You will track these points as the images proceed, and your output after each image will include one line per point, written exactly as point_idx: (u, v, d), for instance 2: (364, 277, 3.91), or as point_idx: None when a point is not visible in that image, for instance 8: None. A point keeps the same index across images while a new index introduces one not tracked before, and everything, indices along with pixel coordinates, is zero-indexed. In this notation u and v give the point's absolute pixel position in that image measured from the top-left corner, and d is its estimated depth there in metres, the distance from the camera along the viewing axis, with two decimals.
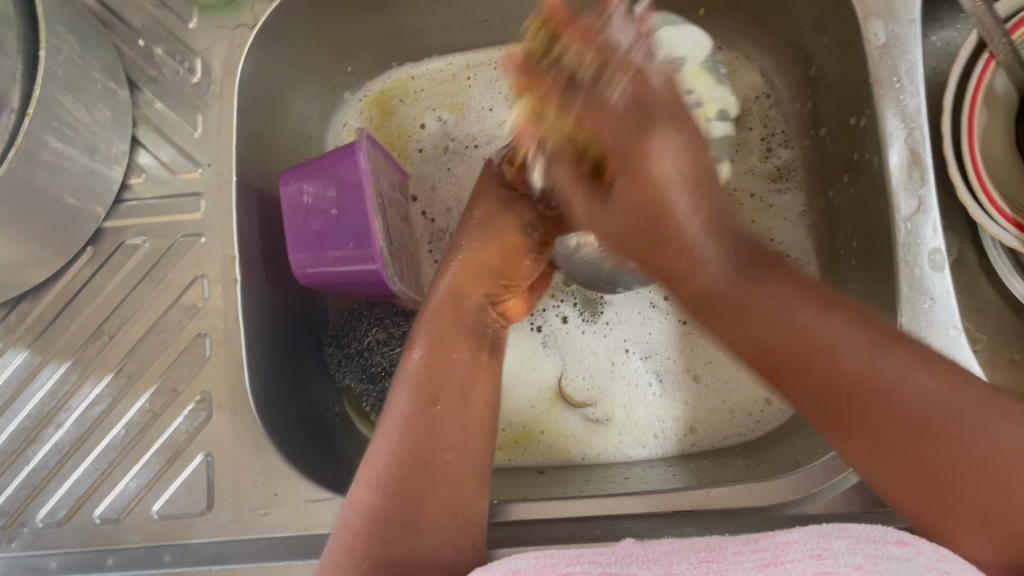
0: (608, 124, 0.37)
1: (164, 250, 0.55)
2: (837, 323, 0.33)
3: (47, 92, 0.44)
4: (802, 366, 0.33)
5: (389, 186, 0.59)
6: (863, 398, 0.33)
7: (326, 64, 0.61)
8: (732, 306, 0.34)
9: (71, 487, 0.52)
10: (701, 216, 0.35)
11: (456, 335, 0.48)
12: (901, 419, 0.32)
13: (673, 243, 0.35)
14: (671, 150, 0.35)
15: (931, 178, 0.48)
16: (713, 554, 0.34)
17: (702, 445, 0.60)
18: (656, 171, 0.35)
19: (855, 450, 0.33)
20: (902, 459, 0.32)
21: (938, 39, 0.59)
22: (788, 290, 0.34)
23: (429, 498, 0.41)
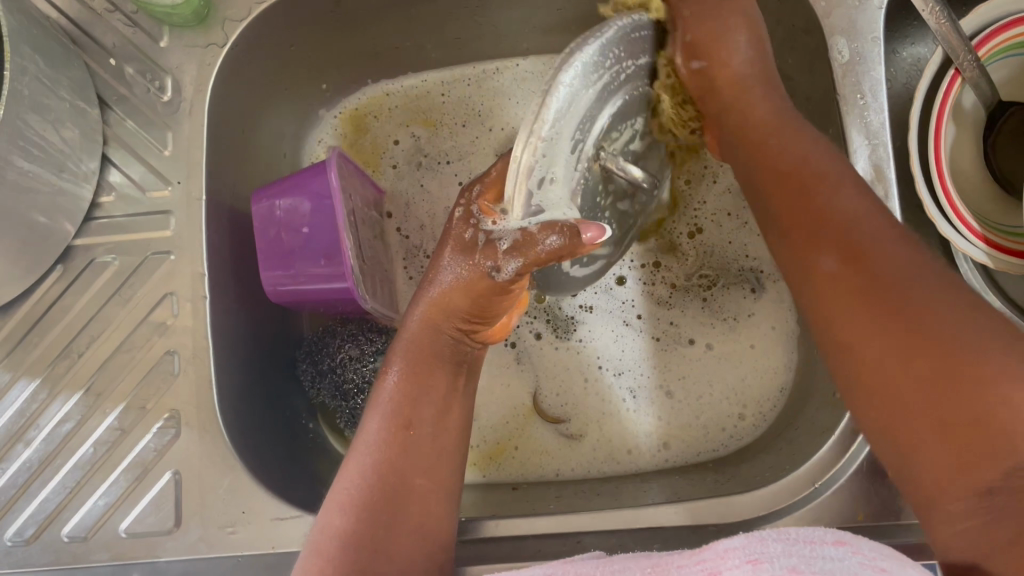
0: (760, 114, 0.51)
1: (134, 268, 0.55)
2: (896, 248, 0.40)
3: (12, 111, 0.44)
4: (795, 218, 0.45)
5: (363, 204, 0.59)
6: (888, 286, 0.39)
7: (299, 81, 0.62)
8: (754, 137, 0.50)
9: (39, 506, 0.52)
10: (749, 48, 0.52)
11: (431, 364, 0.49)
12: (894, 296, 0.38)
13: (736, 116, 0.52)
14: (736, 30, 0.52)
15: (894, 195, 0.49)
16: (659, 567, 0.35)
17: (676, 461, 0.60)
18: (730, 68, 0.52)
19: (829, 270, 0.41)
20: (841, 301, 0.40)
21: (908, 55, 0.60)
22: (827, 199, 0.44)
23: (400, 526, 0.43)
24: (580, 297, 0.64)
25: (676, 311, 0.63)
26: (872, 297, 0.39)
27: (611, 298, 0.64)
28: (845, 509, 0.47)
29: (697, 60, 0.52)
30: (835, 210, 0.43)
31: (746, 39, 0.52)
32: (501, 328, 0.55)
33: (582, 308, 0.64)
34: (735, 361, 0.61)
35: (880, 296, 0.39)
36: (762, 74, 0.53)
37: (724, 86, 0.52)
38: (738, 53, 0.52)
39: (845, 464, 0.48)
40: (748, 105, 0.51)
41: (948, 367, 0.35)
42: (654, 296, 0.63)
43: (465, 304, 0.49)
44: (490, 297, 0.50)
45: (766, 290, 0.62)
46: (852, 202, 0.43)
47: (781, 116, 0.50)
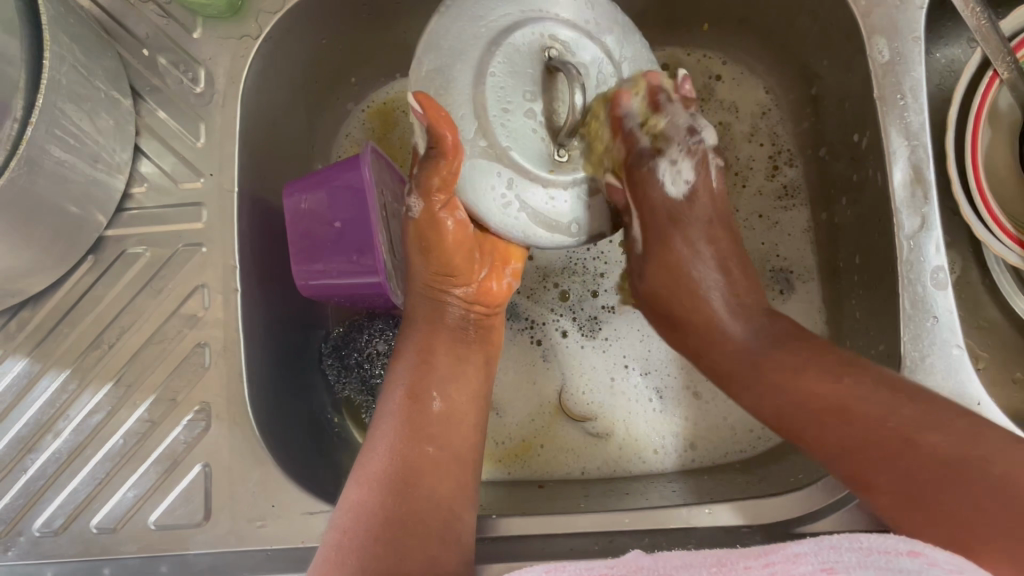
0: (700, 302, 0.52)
1: (165, 260, 0.55)
2: (808, 356, 0.46)
3: (50, 101, 0.44)
4: (804, 424, 0.44)
5: (395, 199, 0.59)
6: (858, 428, 0.42)
7: (328, 76, 0.61)
8: (682, 296, 0.53)
9: (69, 497, 0.51)
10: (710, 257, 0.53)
11: (441, 339, 0.52)
12: (881, 429, 0.41)
13: (686, 293, 0.53)
14: (698, 240, 0.53)
15: (934, 196, 0.48)
16: (724, 568, 0.35)
17: (703, 461, 0.60)
18: (682, 257, 0.53)
19: (881, 481, 0.40)
20: (846, 447, 0.42)
21: (942, 56, 0.59)
22: (819, 371, 0.45)
23: (416, 491, 0.45)
24: (601, 299, 0.64)
25: None
26: (888, 450, 0.40)
27: None
28: None
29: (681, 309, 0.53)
30: (798, 376, 0.45)
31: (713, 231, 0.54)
32: (500, 292, 0.55)
33: (604, 310, 0.64)
34: None
35: (897, 423, 0.41)
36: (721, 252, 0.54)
37: (671, 252, 0.53)
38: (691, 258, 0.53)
39: None
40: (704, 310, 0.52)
41: (942, 458, 0.39)
42: None
43: (428, 266, 0.52)
44: (454, 250, 0.51)
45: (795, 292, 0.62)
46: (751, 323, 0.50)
47: (736, 312, 0.51)
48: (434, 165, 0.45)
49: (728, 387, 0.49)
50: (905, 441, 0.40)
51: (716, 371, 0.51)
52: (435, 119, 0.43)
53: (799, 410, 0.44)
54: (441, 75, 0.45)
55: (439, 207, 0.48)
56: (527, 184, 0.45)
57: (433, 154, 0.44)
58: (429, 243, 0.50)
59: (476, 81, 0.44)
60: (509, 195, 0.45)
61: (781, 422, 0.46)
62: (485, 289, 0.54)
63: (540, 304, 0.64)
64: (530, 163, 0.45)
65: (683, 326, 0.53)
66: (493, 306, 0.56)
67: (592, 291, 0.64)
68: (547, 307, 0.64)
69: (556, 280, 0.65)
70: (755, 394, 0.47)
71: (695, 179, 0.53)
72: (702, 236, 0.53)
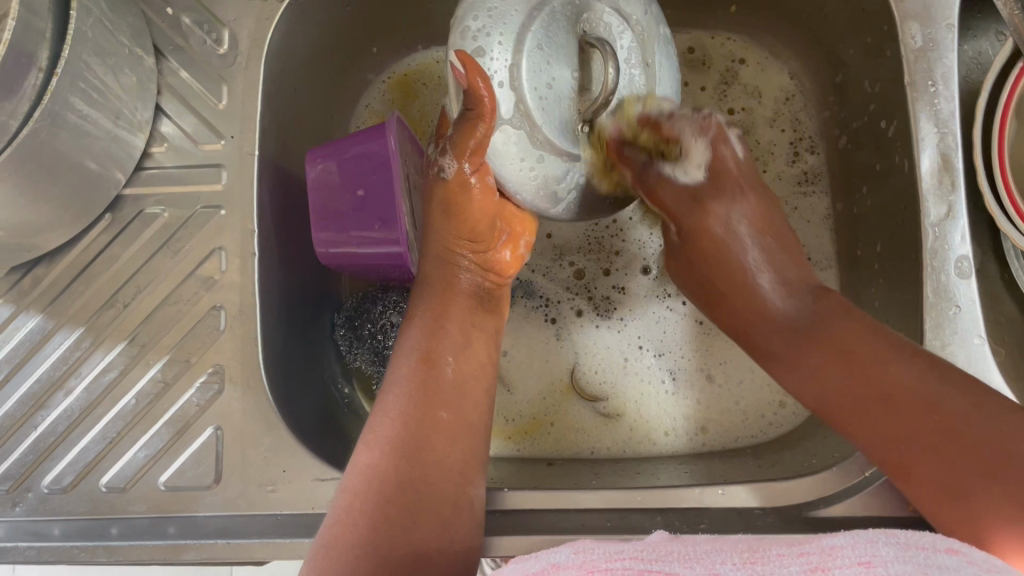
0: (732, 267, 0.53)
1: (183, 220, 0.55)
2: (880, 346, 0.43)
3: (75, 53, 0.44)
4: (859, 410, 0.42)
5: (416, 171, 0.58)
6: (904, 417, 0.40)
7: (351, 44, 0.61)
8: (729, 299, 0.53)
9: (79, 454, 0.51)
10: (743, 219, 0.54)
11: (454, 303, 0.52)
12: (964, 440, 0.38)
13: (715, 259, 0.54)
14: (732, 215, 0.54)
15: (961, 184, 0.48)
16: (757, 555, 0.34)
17: (715, 445, 0.60)
18: (720, 233, 0.54)
19: (893, 444, 0.40)
20: (860, 405, 0.42)
21: (970, 48, 0.58)
22: (858, 348, 0.44)
23: (429, 459, 0.45)
24: (613, 279, 0.64)
25: None
26: (898, 401, 0.41)
27: (643, 282, 0.63)
28: (894, 500, 0.46)
29: (715, 276, 0.54)
30: (863, 350, 0.44)
31: (748, 207, 0.54)
32: (508, 262, 0.55)
33: (616, 290, 0.63)
34: None
35: (895, 386, 0.41)
36: (761, 228, 0.54)
37: (710, 236, 0.54)
38: (737, 217, 0.54)
39: None
40: (740, 260, 0.53)
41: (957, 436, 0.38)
42: None
43: (450, 228, 0.52)
44: (479, 214, 0.51)
45: None
46: (778, 297, 0.51)
47: (818, 314, 0.48)
48: (471, 124, 0.44)
49: (757, 357, 0.51)
50: (943, 426, 0.39)
51: (766, 349, 0.50)
52: (474, 79, 0.42)
53: (873, 442, 0.42)
54: (485, 38, 0.42)
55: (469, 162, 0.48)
56: (556, 161, 0.44)
57: (470, 114, 0.44)
58: (458, 205, 0.51)
59: (515, 46, 0.42)
60: (535, 169, 0.45)
61: (842, 421, 0.44)
62: (498, 259, 0.55)
63: (556, 282, 0.64)
64: (562, 140, 0.44)
65: (715, 300, 0.54)
66: (504, 276, 0.56)
67: (605, 270, 0.64)
68: (562, 286, 0.64)
69: (571, 259, 0.65)
70: (787, 370, 0.48)
71: (710, 155, 0.53)
72: (744, 207, 0.54)
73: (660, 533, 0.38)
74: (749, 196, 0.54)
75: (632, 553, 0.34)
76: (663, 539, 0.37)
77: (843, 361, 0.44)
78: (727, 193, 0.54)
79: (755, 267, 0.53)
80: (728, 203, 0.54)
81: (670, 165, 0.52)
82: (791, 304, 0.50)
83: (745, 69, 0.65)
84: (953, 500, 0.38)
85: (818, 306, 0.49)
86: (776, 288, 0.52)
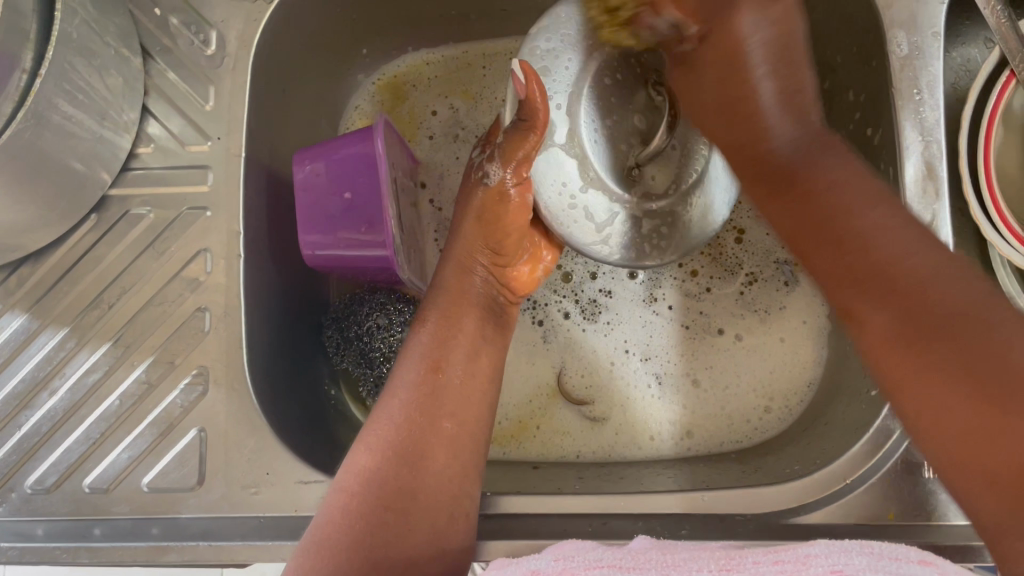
0: (710, 100, 0.46)
1: (169, 221, 0.54)
2: (875, 215, 0.40)
3: (60, 54, 0.43)
4: (862, 288, 0.39)
5: (404, 173, 0.58)
6: (929, 323, 0.36)
7: (340, 45, 0.61)
8: (738, 116, 0.45)
9: (62, 454, 0.51)
10: (769, 25, 0.42)
11: (465, 309, 0.52)
12: (930, 314, 0.36)
13: (724, 91, 0.45)
14: (762, 25, 0.42)
15: (944, 193, 0.48)
16: (731, 563, 0.34)
17: (699, 450, 0.60)
18: (740, 39, 0.43)
19: (876, 318, 0.38)
20: (852, 277, 0.40)
21: (958, 55, 0.58)
22: (861, 218, 0.41)
23: (429, 468, 0.45)
24: (599, 282, 0.64)
25: (706, 302, 0.63)
26: (903, 304, 0.37)
27: (629, 285, 0.63)
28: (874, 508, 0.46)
29: (705, 98, 0.46)
30: (856, 220, 0.41)
31: (781, 14, 0.43)
32: (527, 280, 0.56)
33: (603, 293, 0.64)
34: (764, 354, 0.61)
35: (894, 288, 0.38)
36: (789, 65, 0.44)
37: (721, 107, 0.45)
38: (762, 70, 0.43)
39: (877, 463, 0.47)
40: (750, 96, 0.44)
41: (972, 358, 0.35)
42: (683, 288, 0.63)
43: (478, 234, 0.54)
44: (511, 227, 0.53)
45: (798, 284, 0.61)
46: (784, 122, 0.44)
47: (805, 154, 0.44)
48: (523, 136, 0.49)
49: (744, 173, 0.47)
50: (924, 305, 0.37)
51: (755, 178, 0.46)
52: (530, 88, 0.47)
53: (833, 268, 0.41)
54: (553, 59, 0.50)
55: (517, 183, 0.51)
56: (601, 198, 0.51)
57: (523, 125, 0.49)
58: (493, 215, 0.53)
59: (578, 76, 0.51)
60: (575, 202, 0.51)
61: (832, 277, 0.41)
62: (518, 275, 0.56)
63: (543, 284, 0.64)
64: (611, 180, 0.51)
65: (724, 131, 0.46)
66: (518, 293, 0.56)
67: (592, 273, 0.64)
68: (549, 289, 0.64)
69: (558, 262, 0.65)
70: (778, 204, 0.44)
71: None
72: (773, 28, 0.43)
73: (640, 539, 0.39)
74: (778, 18, 0.43)
75: (612, 561, 0.35)
76: (644, 546, 0.37)
77: (813, 222, 0.42)
78: (767, 11, 0.42)
79: (771, 120, 0.44)
80: (759, 22, 0.42)
81: (645, 16, 0.46)
82: (795, 128, 0.44)
83: None
84: (893, 376, 0.38)
85: (812, 144, 0.44)
86: (783, 114, 0.44)
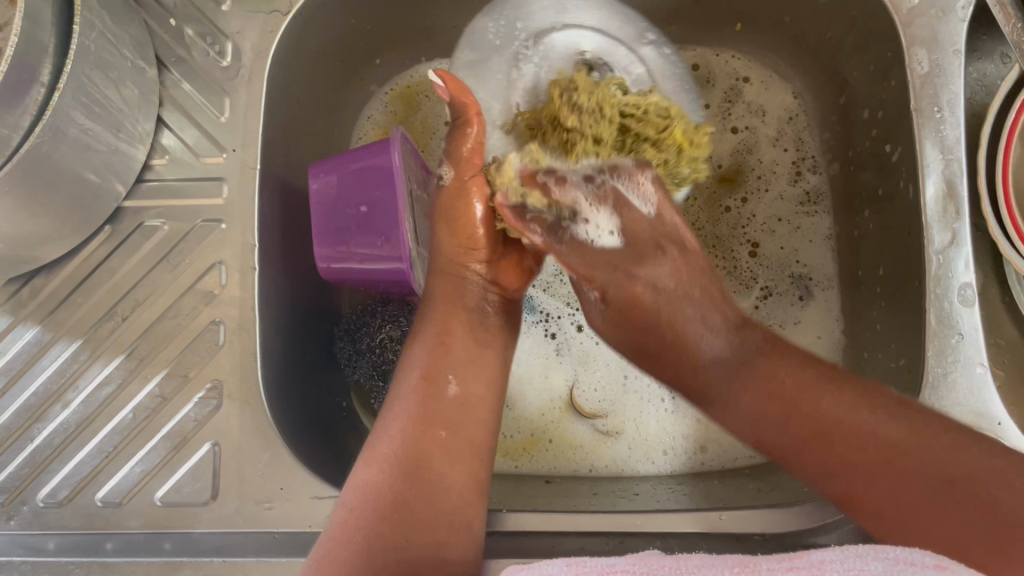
0: (652, 301, 0.47)
1: (184, 233, 0.54)
2: (811, 376, 0.42)
3: (78, 68, 0.43)
4: (854, 479, 0.38)
5: (420, 185, 0.58)
6: (893, 476, 0.37)
7: (355, 56, 0.60)
8: (660, 326, 0.47)
9: (75, 468, 0.51)
10: (671, 277, 0.48)
11: (455, 316, 0.52)
12: (903, 476, 0.37)
13: (648, 307, 0.48)
14: (661, 275, 0.48)
15: (966, 212, 0.48)
16: (747, 571, 0.33)
17: (712, 465, 0.60)
18: (651, 289, 0.48)
19: (879, 497, 0.38)
20: (845, 462, 0.39)
21: (975, 70, 0.56)
22: (828, 403, 0.41)
23: (427, 479, 0.44)
24: None
25: None
26: (874, 468, 0.38)
27: None
28: None
29: (619, 304, 0.49)
30: (821, 413, 0.40)
31: (668, 263, 0.48)
32: (515, 278, 0.55)
33: None
34: None
35: (883, 465, 0.38)
36: (685, 284, 0.48)
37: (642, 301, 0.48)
38: (671, 284, 0.48)
39: None
40: (672, 320, 0.47)
41: (958, 496, 0.35)
42: None
43: (451, 236, 0.52)
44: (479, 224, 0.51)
45: (814, 299, 0.61)
46: (713, 338, 0.46)
47: (745, 354, 0.45)
48: (461, 133, 0.50)
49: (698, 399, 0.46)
50: (891, 476, 0.37)
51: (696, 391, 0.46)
52: (454, 90, 0.49)
53: (830, 481, 0.40)
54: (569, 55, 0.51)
55: (469, 175, 0.51)
56: None
57: (459, 122, 0.50)
58: (457, 213, 0.51)
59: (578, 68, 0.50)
60: None
61: (806, 463, 0.41)
62: (502, 271, 0.54)
63: (556, 296, 0.64)
64: None
65: (653, 355, 0.49)
66: (509, 290, 0.55)
67: None
68: (562, 301, 0.64)
69: (572, 274, 0.65)
70: (729, 409, 0.44)
71: (619, 221, 0.47)
72: (670, 262, 0.48)
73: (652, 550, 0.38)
74: (659, 239, 0.48)
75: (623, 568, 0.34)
76: (658, 553, 0.36)
77: (789, 417, 0.41)
78: (668, 263, 0.48)
79: (681, 299, 0.47)
80: (659, 258, 0.48)
81: (580, 228, 0.48)
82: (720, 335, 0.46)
83: (750, 88, 0.65)
84: (907, 539, 0.36)
85: (750, 346, 0.45)
86: (703, 326, 0.46)
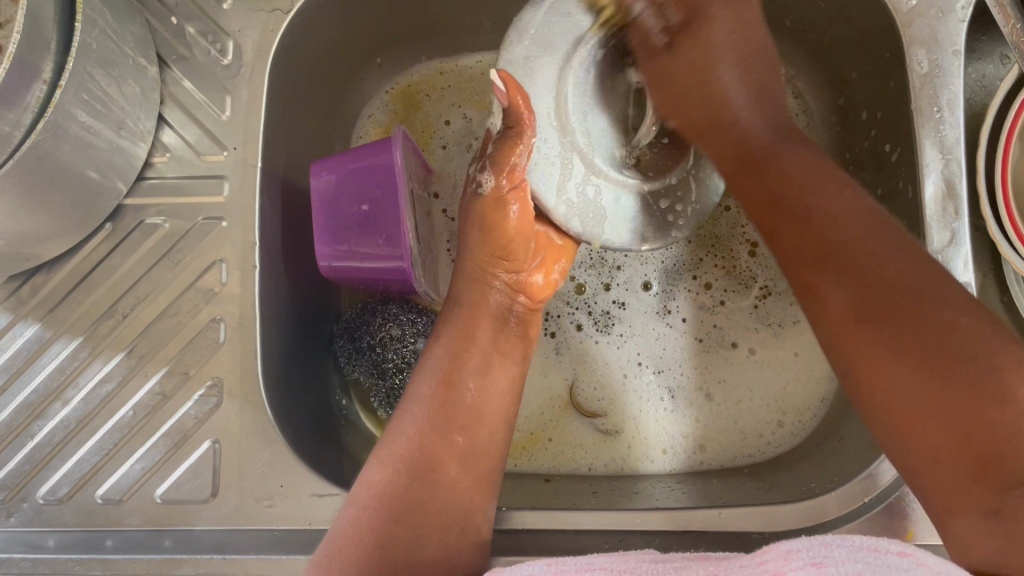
0: (726, 143, 0.48)
1: (184, 231, 0.54)
2: (864, 206, 0.43)
3: (80, 65, 0.43)
4: (881, 310, 0.38)
5: (419, 184, 0.58)
6: (921, 329, 0.37)
7: (356, 55, 0.60)
8: (703, 110, 0.49)
9: (75, 465, 0.51)
10: (745, 97, 0.49)
11: (481, 323, 0.51)
12: (909, 313, 0.37)
13: (709, 105, 0.49)
14: (735, 87, 0.49)
15: (965, 212, 0.48)
16: (720, 566, 0.34)
17: (711, 464, 0.60)
18: (725, 102, 0.49)
19: (830, 295, 0.40)
20: (872, 302, 0.39)
21: (973, 70, 0.56)
22: (885, 248, 0.40)
23: (440, 482, 0.45)
24: (613, 294, 0.64)
25: (721, 315, 0.62)
26: (897, 317, 0.38)
27: (642, 297, 0.63)
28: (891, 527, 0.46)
29: (704, 138, 0.50)
30: (865, 245, 0.40)
31: (750, 93, 0.49)
32: (542, 285, 0.54)
33: (616, 305, 0.63)
34: (778, 370, 0.61)
35: (914, 331, 0.37)
36: (756, 97, 0.50)
37: (703, 105, 0.49)
38: (754, 112, 0.49)
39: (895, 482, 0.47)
40: (733, 124, 0.49)
41: (961, 376, 0.35)
42: (698, 301, 0.63)
43: (485, 244, 0.51)
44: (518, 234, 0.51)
45: None
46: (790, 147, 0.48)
47: (767, 148, 0.47)
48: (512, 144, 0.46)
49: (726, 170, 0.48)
50: (891, 319, 0.38)
51: (731, 169, 0.48)
52: (513, 97, 0.43)
53: (846, 305, 0.40)
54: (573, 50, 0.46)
55: (509, 190, 0.48)
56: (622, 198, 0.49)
57: (511, 132, 0.45)
58: (496, 224, 0.50)
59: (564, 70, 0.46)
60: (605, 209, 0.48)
61: (817, 272, 0.41)
62: (532, 281, 0.54)
63: (556, 295, 0.64)
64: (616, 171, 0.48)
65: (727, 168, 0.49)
66: (538, 299, 0.55)
67: (606, 284, 0.64)
68: (562, 300, 0.64)
69: (572, 273, 0.65)
70: (790, 232, 0.44)
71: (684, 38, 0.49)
72: (745, 84, 0.49)
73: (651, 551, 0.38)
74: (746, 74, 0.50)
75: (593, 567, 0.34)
76: (643, 554, 0.37)
77: (835, 261, 0.41)
78: (760, 97, 0.50)
79: (761, 121, 0.49)
80: (764, 113, 0.49)
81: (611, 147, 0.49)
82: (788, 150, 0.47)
83: None
84: (862, 367, 0.39)
85: (755, 148, 0.48)
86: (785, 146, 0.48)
